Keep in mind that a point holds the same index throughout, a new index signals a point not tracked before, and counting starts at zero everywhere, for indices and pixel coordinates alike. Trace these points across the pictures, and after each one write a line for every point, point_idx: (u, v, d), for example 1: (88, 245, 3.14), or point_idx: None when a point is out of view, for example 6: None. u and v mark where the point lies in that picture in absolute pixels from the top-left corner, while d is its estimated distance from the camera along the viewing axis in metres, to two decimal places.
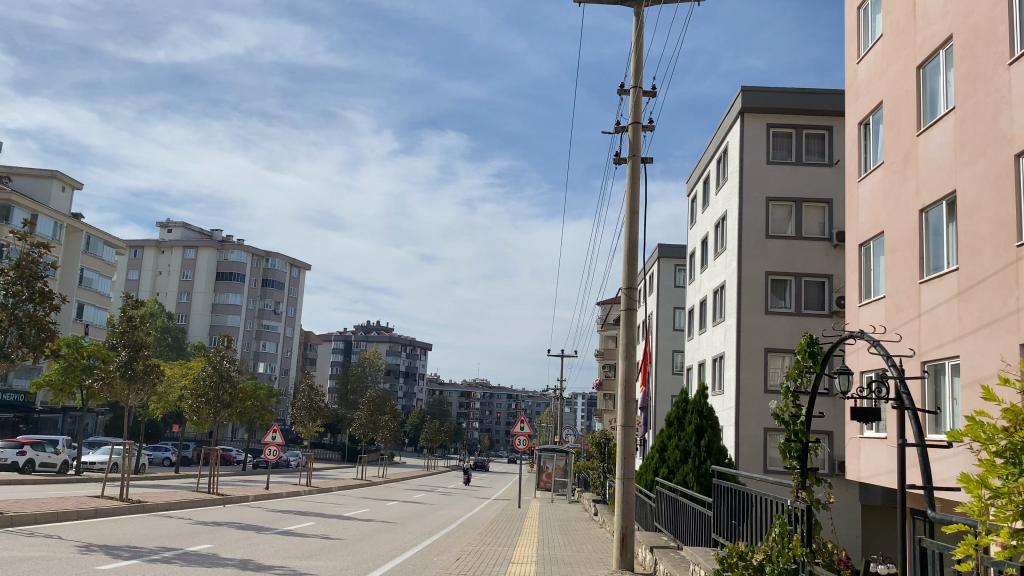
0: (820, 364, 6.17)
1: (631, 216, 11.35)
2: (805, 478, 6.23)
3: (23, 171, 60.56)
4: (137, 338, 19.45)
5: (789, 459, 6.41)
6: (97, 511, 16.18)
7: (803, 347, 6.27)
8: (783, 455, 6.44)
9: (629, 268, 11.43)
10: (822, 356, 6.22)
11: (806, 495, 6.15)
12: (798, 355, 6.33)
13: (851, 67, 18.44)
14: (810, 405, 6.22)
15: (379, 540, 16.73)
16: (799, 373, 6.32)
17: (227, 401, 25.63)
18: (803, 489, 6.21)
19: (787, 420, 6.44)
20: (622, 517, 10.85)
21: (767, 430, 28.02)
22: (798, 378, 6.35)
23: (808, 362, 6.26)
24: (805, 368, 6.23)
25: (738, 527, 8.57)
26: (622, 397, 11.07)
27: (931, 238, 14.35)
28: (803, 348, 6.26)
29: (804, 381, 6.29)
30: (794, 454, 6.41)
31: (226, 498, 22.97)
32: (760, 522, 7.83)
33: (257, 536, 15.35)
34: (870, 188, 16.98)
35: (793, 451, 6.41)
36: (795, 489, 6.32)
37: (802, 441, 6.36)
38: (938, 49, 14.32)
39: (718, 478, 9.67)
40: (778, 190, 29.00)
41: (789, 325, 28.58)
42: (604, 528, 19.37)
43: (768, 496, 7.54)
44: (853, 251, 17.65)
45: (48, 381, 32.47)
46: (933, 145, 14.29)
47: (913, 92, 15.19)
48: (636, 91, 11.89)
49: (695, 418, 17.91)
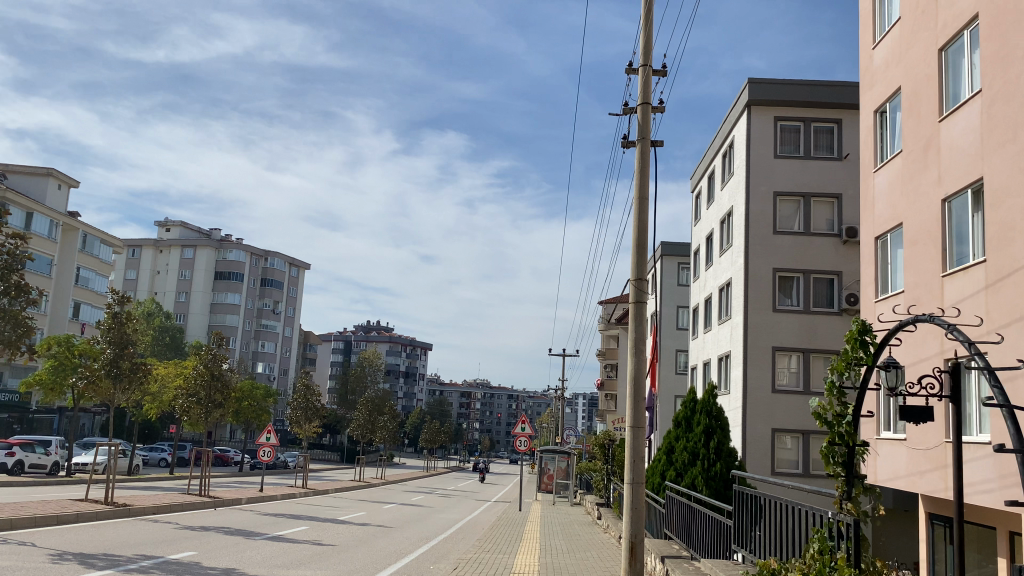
0: (874, 354, 5.63)
1: (640, 203, 10.61)
2: (852, 486, 5.62)
3: (18, 168, 59.81)
4: (123, 335, 18.77)
5: (832, 465, 5.77)
6: (77, 515, 15.42)
7: (853, 335, 5.76)
8: (825, 461, 5.82)
9: (637, 259, 10.70)
10: (874, 347, 5.72)
11: (853, 507, 5.53)
12: (846, 345, 5.81)
13: (866, 53, 17.74)
14: (860, 403, 5.62)
15: (373, 546, 15.97)
16: (846, 366, 5.78)
17: (219, 401, 24.87)
18: (848, 500, 5.59)
19: (831, 421, 5.81)
20: (630, 526, 10.10)
21: (775, 431, 27.28)
22: (846, 373, 5.82)
23: (857, 353, 5.73)
24: (854, 358, 5.69)
25: (767, 544, 7.81)
26: (631, 396, 10.31)
27: (955, 227, 13.64)
28: (852, 335, 5.75)
29: (854, 375, 5.74)
30: (838, 461, 5.79)
31: (218, 501, 22.24)
32: (795, 534, 7.02)
33: (245, 543, 14.60)
34: (887, 177, 16.28)
35: (838, 458, 5.76)
36: (839, 499, 5.70)
37: (848, 445, 5.74)
38: (962, 29, 13.60)
39: (740, 482, 8.92)
40: (786, 185, 28.31)
41: (797, 323, 27.82)
42: (609, 532, 18.61)
43: (803, 506, 6.77)
44: (869, 244, 16.94)
45: (38, 381, 31.71)
46: (957, 130, 13.57)
47: (934, 76, 14.46)
48: (646, 70, 11.12)
49: (704, 418, 17.14)
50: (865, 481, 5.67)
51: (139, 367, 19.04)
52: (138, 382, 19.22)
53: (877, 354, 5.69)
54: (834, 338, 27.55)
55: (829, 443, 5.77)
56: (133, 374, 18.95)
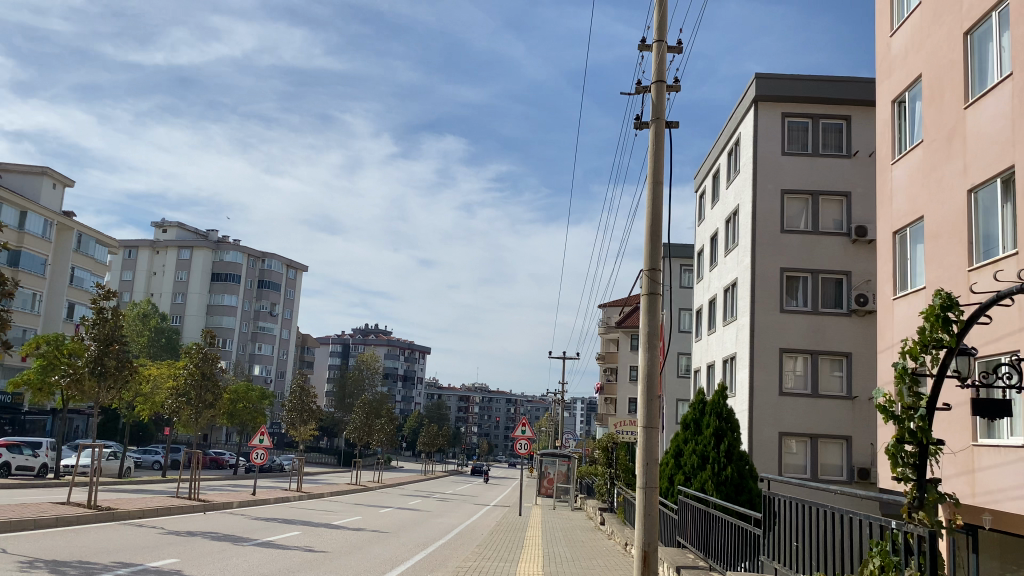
0: (957, 336, 5.32)
1: (654, 185, 9.93)
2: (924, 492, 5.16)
3: (12, 167, 59.06)
4: (109, 332, 18.03)
5: (899, 467, 5.31)
6: (56, 519, 14.67)
7: (934, 312, 5.40)
8: (891, 462, 5.33)
9: (651, 248, 10.01)
10: (958, 328, 5.36)
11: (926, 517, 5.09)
12: (924, 324, 5.45)
13: (883, 41, 17.07)
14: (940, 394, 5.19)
15: (367, 552, 15.20)
16: (923, 350, 5.42)
17: (211, 402, 24.07)
18: (921, 509, 5.17)
19: (900, 415, 5.34)
20: (643, 534, 9.39)
21: (782, 434, 26.52)
22: (920, 357, 5.43)
23: (939, 334, 5.38)
24: (934, 340, 5.35)
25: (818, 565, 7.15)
26: (643, 395, 9.63)
27: (982, 219, 12.94)
28: (935, 311, 5.37)
29: (932, 358, 5.39)
30: (906, 463, 5.31)
31: (208, 504, 21.50)
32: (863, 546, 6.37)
33: (231, 550, 13.89)
34: (906, 169, 15.58)
35: (907, 458, 5.29)
36: (909, 508, 5.25)
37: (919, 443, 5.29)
38: (990, 11, 12.90)
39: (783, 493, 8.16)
40: (794, 182, 27.64)
41: (805, 324, 27.08)
42: (614, 539, 17.87)
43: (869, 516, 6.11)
44: (886, 239, 16.25)
45: (26, 381, 30.92)
46: (984, 117, 12.88)
47: (958, 60, 13.78)
48: (660, 47, 10.41)
49: (714, 420, 16.41)
50: (939, 485, 5.19)
51: (126, 365, 18.30)
52: (125, 380, 18.45)
53: (960, 336, 5.34)
54: (843, 340, 26.80)
55: (897, 441, 5.29)
56: (120, 371, 18.19)
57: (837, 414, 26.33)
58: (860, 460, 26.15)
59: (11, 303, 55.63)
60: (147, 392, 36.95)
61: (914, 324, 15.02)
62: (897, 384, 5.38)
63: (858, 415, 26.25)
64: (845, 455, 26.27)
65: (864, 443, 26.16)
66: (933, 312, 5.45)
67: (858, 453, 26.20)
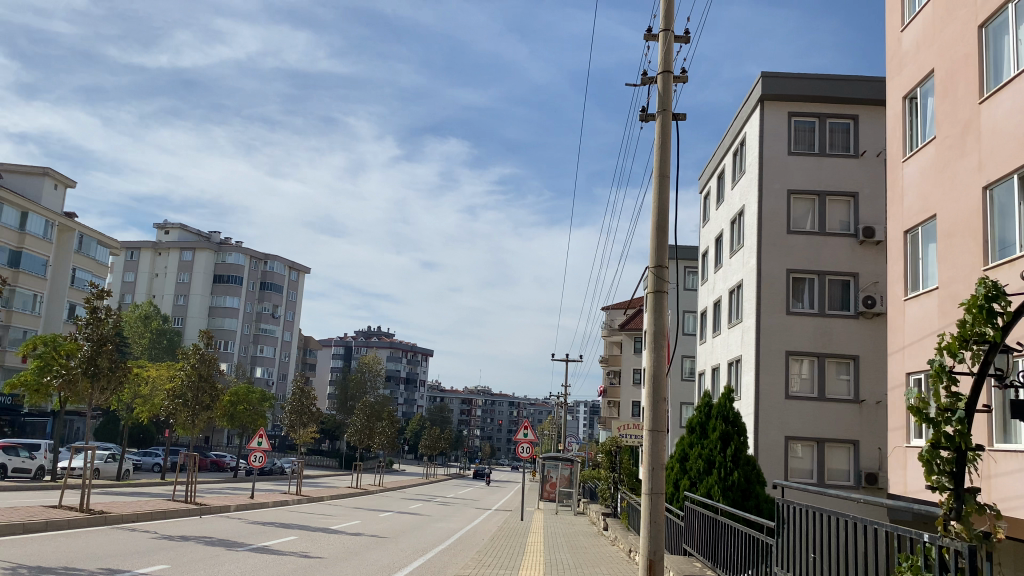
0: (1002, 330, 4.91)
1: (660, 179, 9.64)
2: (963, 504, 4.79)
3: (14, 168, 58.85)
4: (102, 332, 17.67)
5: (935, 475, 4.95)
6: (45, 523, 14.31)
7: (978, 304, 5.01)
8: (926, 471, 4.97)
9: (657, 243, 9.66)
10: (1004, 322, 4.94)
11: (964, 531, 4.72)
12: (967, 316, 5.07)
13: (893, 36, 16.71)
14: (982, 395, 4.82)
15: (365, 558, 14.79)
16: (964, 346, 5.02)
17: (207, 403, 23.68)
18: (958, 521, 4.79)
19: (936, 418, 5.00)
20: (648, 542, 9.02)
21: (789, 439, 26.08)
22: (959, 353, 5.03)
23: (982, 328, 4.99)
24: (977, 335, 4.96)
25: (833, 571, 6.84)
26: (649, 396, 9.27)
27: (997, 217, 12.56)
28: (977, 303, 4.99)
29: (973, 354, 5.00)
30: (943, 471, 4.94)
31: (204, 508, 21.14)
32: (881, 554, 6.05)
33: (224, 556, 13.55)
34: (917, 167, 15.23)
35: (943, 465, 4.92)
36: (944, 520, 4.90)
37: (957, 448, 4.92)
38: (1005, 2, 12.53)
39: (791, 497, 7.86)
40: (800, 183, 27.25)
41: (812, 327, 26.69)
42: (618, 544, 17.49)
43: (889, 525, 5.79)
44: (897, 238, 15.88)
45: (24, 382, 30.61)
46: (999, 112, 12.51)
47: (973, 54, 13.41)
48: (667, 36, 10.06)
49: (720, 424, 16.06)
50: (977, 496, 4.82)
51: (119, 364, 17.92)
52: (119, 381, 18.05)
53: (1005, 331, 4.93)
54: (850, 342, 26.39)
55: (932, 446, 4.92)
56: (112, 371, 17.81)
57: (844, 418, 25.91)
58: (867, 464, 25.73)
59: (11, 304, 55.37)
60: (146, 394, 36.62)
61: (925, 325, 14.64)
62: (935, 383, 4.96)
63: (866, 419, 25.85)
64: (852, 460, 25.89)
65: (871, 448, 25.76)
66: (975, 304, 5.06)
67: (866, 457, 25.78)
